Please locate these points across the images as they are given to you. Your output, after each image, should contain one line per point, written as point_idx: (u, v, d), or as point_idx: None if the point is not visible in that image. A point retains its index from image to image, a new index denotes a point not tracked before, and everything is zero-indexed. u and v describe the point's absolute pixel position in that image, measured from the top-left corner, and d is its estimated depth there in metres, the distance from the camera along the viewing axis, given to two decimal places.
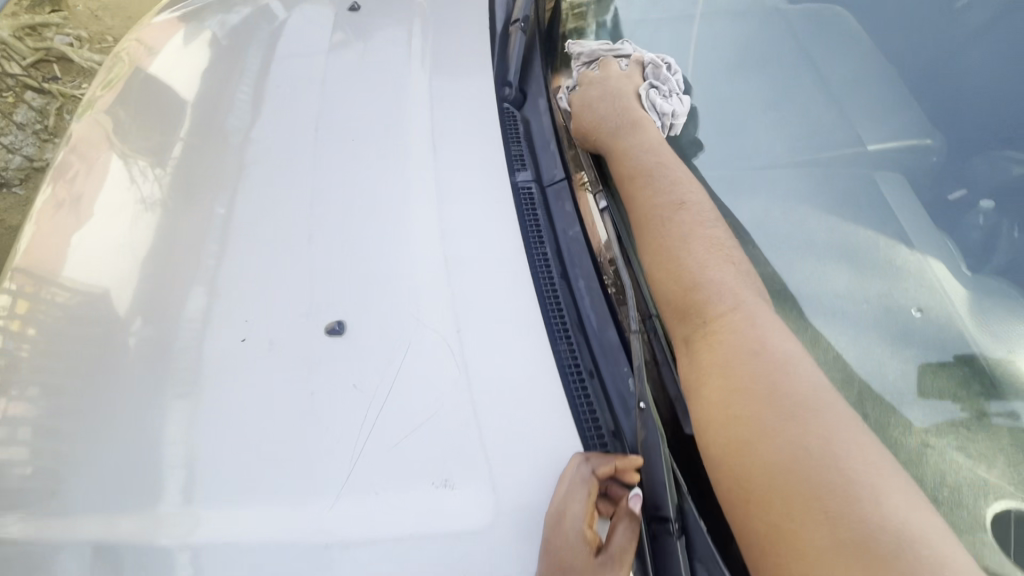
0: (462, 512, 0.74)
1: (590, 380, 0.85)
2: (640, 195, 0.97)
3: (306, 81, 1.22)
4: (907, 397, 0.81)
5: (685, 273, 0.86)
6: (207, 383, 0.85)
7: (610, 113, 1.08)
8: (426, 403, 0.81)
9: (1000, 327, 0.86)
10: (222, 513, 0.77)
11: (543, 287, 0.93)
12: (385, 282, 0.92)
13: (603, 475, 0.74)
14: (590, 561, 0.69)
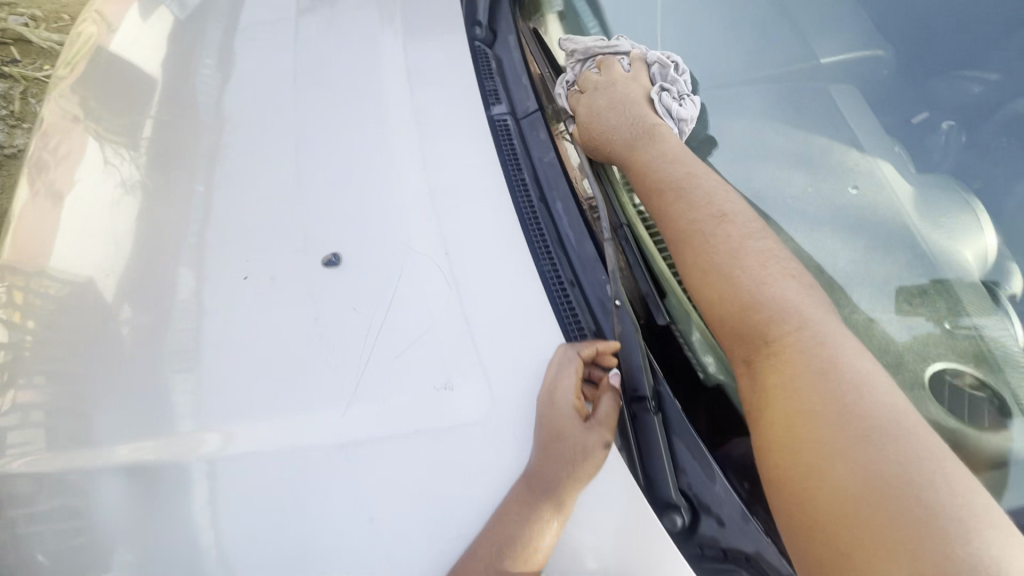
0: (462, 409, 0.82)
1: (572, 289, 0.92)
2: (676, 207, 0.89)
3: (279, 46, 1.24)
4: (855, 280, 0.90)
5: (742, 289, 0.80)
6: (205, 358, 0.89)
7: (624, 122, 1.02)
8: (419, 322, 0.89)
9: (951, 222, 0.89)
10: (240, 434, 0.84)
11: (524, 209, 0.98)
12: (374, 222, 0.98)
13: (587, 356, 0.83)
14: (579, 426, 0.79)
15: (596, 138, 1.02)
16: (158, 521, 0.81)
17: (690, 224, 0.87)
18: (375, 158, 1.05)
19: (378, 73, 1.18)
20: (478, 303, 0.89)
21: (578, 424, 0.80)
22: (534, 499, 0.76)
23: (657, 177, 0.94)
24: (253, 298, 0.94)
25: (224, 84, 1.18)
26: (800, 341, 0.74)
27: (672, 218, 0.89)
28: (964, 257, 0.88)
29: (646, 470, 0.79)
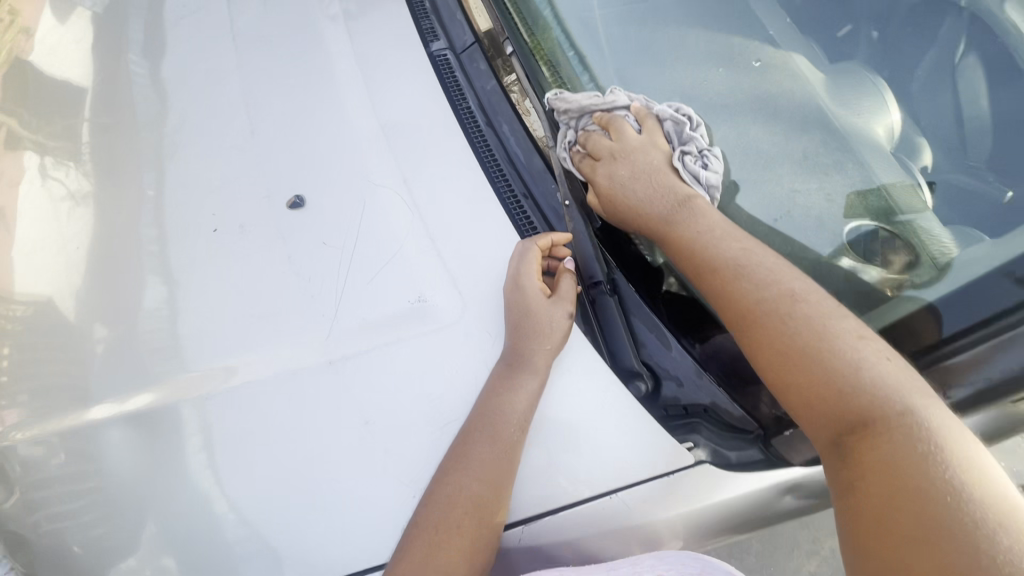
0: (437, 324, 0.89)
1: (525, 201, 0.99)
2: (738, 285, 0.81)
3: (210, 27, 1.25)
4: (776, 159, 0.97)
5: (832, 373, 0.70)
6: (183, 339, 0.93)
7: (654, 197, 0.95)
8: (385, 255, 0.94)
9: (853, 99, 0.96)
10: (222, 398, 0.88)
11: (472, 134, 1.05)
12: (328, 182, 1.01)
13: (543, 246, 0.92)
14: (544, 301, 0.88)
15: (626, 215, 0.95)
16: (156, 493, 0.85)
17: (756, 302, 0.79)
18: (323, 108, 1.10)
19: (313, 32, 1.21)
20: (439, 224, 0.96)
21: (544, 300, 0.88)
22: (513, 371, 0.83)
23: (709, 254, 0.85)
24: (226, 249, 0.99)
25: (159, 64, 1.20)
26: (903, 427, 0.64)
27: (731, 292, 0.81)
28: (876, 132, 0.93)
29: (608, 346, 0.89)
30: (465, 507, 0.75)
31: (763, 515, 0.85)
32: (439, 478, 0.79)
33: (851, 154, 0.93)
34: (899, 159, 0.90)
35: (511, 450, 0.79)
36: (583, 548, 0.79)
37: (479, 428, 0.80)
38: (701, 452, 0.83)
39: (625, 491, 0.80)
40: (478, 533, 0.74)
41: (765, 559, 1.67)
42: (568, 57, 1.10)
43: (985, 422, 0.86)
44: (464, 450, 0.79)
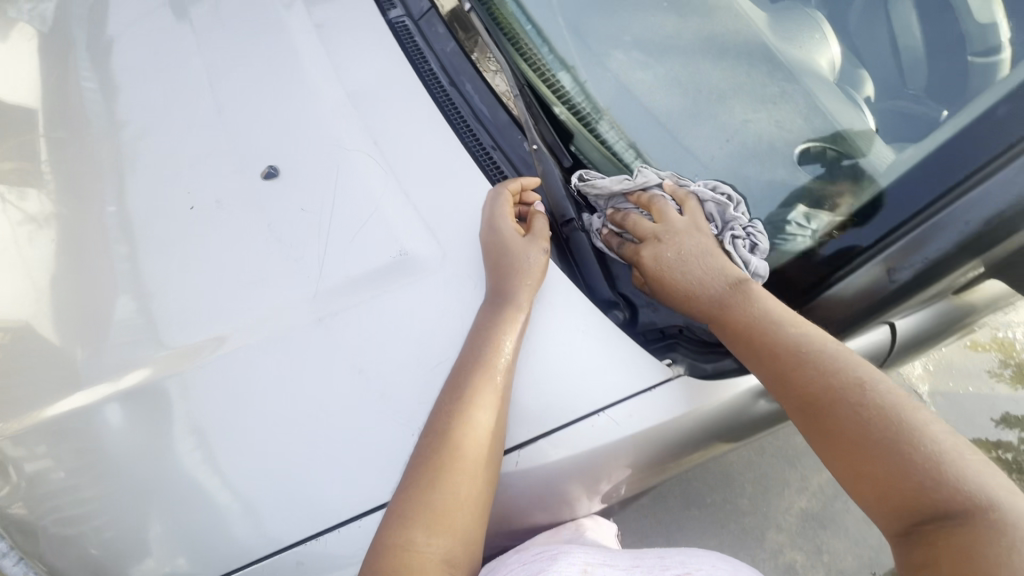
0: (419, 271, 0.93)
1: (494, 152, 1.03)
2: (806, 371, 0.76)
3: (159, 27, 1.24)
4: (729, 92, 0.98)
5: (911, 466, 0.67)
6: (162, 332, 0.93)
7: (707, 279, 0.87)
8: (361, 220, 0.97)
9: (795, 34, 0.98)
10: (208, 381, 0.89)
11: (437, 92, 1.08)
12: (294, 164, 1.03)
13: (514, 190, 0.96)
14: (521, 239, 0.92)
15: (678, 294, 0.88)
16: (152, 489, 0.86)
17: (826, 389, 0.75)
18: (287, 80, 1.11)
19: (267, 19, 1.21)
20: (413, 181, 1.00)
21: (520, 238, 0.92)
22: (497, 306, 0.88)
23: (771, 335, 0.80)
24: (205, 225, 1.01)
25: (109, 70, 1.19)
26: (991, 525, 0.61)
27: (797, 377, 0.77)
28: (819, 64, 0.96)
29: (585, 279, 0.95)
30: (467, 433, 0.78)
31: (740, 420, 0.91)
32: (438, 411, 0.82)
33: (796, 83, 0.95)
34: (844, 91, 0.93)
35: (503, 380, 0.84)
36: (579, 464, 0.84)
37: (469, 361, 0.84)
38: (679, 366, 0.89)
39: (614, 405, 0.85)
40: (481, 455, 0.78)
41: (757, 498, 1.75)
42: (527, 30, 1.11)
43: (930, 312, 0.93)
44: (459, 382, 0.83)
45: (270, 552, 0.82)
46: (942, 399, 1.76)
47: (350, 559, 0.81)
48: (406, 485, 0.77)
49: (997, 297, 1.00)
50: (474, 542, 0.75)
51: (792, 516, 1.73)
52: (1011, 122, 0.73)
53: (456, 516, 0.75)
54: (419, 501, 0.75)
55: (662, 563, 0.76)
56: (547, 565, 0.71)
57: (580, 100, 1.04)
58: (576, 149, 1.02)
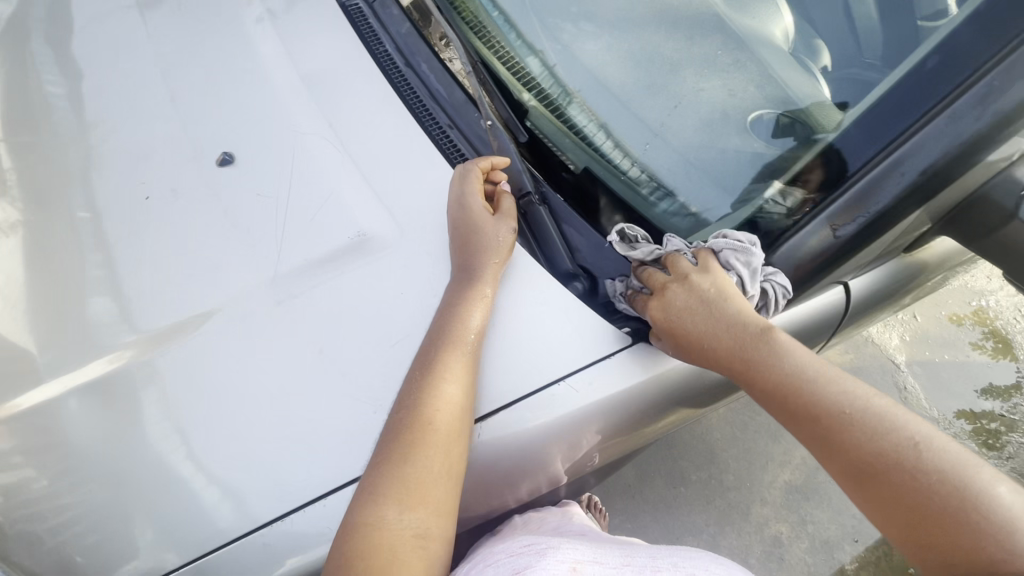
0: (376, 250, 0.94)
1: (451, 131, 1.03)
2: (851, 434, 0.71)
3: (114, 19, 1.22)
4: (683, 62, 0.95)
5: (986, 538, 0.63)
6: (124, 325, 0.93)
7: (728, 331, 0.79)
8: (319, 203, 0.98)
9: (751, 0, 0.93)
10: (170, 369, 0.89)
11: (391, 72, 1.08)
12: (253, 150, 1.03)
13: (484, 168, 0.95)
14: (490, 218, 0.92)
15: (691, 349, 0.81)
16: (116, 482, 0.85)
17: (874, 452, 0.70)
18: (240, 66, 1.11)
19: (221, 6, 1.19)
20: (370, 163, 1.00)
21: (489, 216, 0.92)
22: (460, 282, 0.89)
23: (808, 397, 0.74)
24: (161, 214, 1.01)
25: (64, 65, 1.17)
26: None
27: (839, 440, 0.72)
28: (773, 35, 0.92)
29: (545, 253, 0.95)
30: (440, 405, 0.79)
31: (698, 384, 0.93)
32: (408, 384, 0.83)
33: (748, 51, 0.92)
34: (799, 60, 0.89)
35: (469, 351, 0.84)
36: (541, 434, 0.84)
37: (437, 335, 0.85)
38: (637, 335, 0.90)
39: (569, 375, 0.86)
40: (451, 425, 0.79)
41: (742, 473, 1.78)
42: (494, 19, 1.07)
43: (881, 271, 0.97)
44: (428, 355, 0.83)
45: (238, 535, 0.82)
46: (919, 367, 1.80)
47: (318, 538, 0.81)
48: (379, 458, 0.77)
49: (948, 256, 1.04)
50: (448, 512, 0.76)
51: (777, 489, 1.76)
52: (938, 73, 0.73)
53: (430, 487, 0.75)
54: (391, 474, 0.75)
55: (654, 563, 0.79)
56: (533, 561, 0.74)
57: (541, 82, 1.01)
58: (532, 125, 1.01)
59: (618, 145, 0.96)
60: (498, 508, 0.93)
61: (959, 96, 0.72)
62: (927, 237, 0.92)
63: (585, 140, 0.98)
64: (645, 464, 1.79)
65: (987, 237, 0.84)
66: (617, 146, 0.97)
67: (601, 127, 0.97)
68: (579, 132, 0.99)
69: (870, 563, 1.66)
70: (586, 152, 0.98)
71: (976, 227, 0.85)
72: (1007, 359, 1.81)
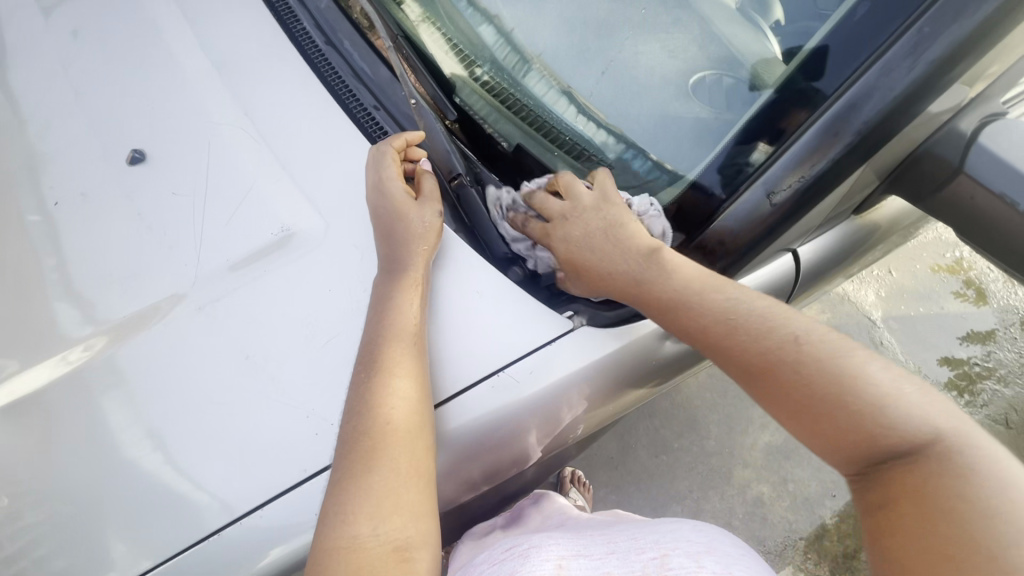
0: (298, 245, 0.90)
1: (377, 111, 0.98)
2: (736, 338, 0.73)
3: (14, 8, 1.14)
4: (620, 25, 0.82)
5: (840, 416, 0.65)
6: (38, 336, 0.89)
7: (617, 255, 0.81)
8: (239, 196, 0.94)
9: None
10: (84, 381, 0.85)
11: (310, 54, 1.02)
12: (168, 146, 0.99)
13: (399, 146, 0.90)
14: (413, 203, 0.86)
15: (582, 280, 0.84)
16: (35, 502, 0.82)
17: (762, 350, 0.71)
18: (149, 60, 1.05)
19: None
20: (289, 152, 0.96)
21: (412, 202, 0.86)
22: (390, 275, 0.84)
23: (691, 310, 0.75)
24: (77, 218, 0.96)
25: None
26: (937, 459, 0.60)
27: (730, 340, 0.73)
28: None
29: (482, 239, 0.92)
30: (394, 403, 0.73)
31: (646, 364, 0.90)
32: (356, 388, 0.76)
33: (688, 7, 0.80)
34: (746, 15, 0.76)
35: (414, 345, 0.79)
36: (482, 428, 0.81)
37: (376, 331, 0.79)
38: (580, 318, 0.86)
39: (511, 364, 0.82)
40: (411, 423, 0.73)
41: (723, 438, 1.78)
42: None
43: (830, 236, 0.95)
44: (373, 356, 0.77)
45: (169, 549, 0.78)
46: (894, 322, 1.79)
47: (253, 550, 0.77)
48: (337, 478, 0.70)
49: (899, 216, 1.03)
50: (425, 512, 0.69)
51: (758, 451, 1.76)
52: (879, 15, 0.64)
53: (400, 493, 0.69)
54: (358, 487, 0.68)
55: (636, 546, 0.68)
56: (518, 566, 0.65)
57: (496, 50, 0.92)
58: (461, 101, 0.94)
59: (582, 110, 0.86)
60: (454, 499, 0.88)
61: (900, 38, 0.64)
62: (875, 196, 0.89)
63: (541, 107, 0.89)
64: (626, 437, 1.78)
65: (928, 199, 0.82)
66: (583, 113, 0.86)
67: (565, 93, 0.87)
68: (534, 101, 0.89)
69: (851, 515, 1.69)
70: (522, 128, 0.91)
71: (922, 185, 0.81)
72: (979, 306, 1.81)
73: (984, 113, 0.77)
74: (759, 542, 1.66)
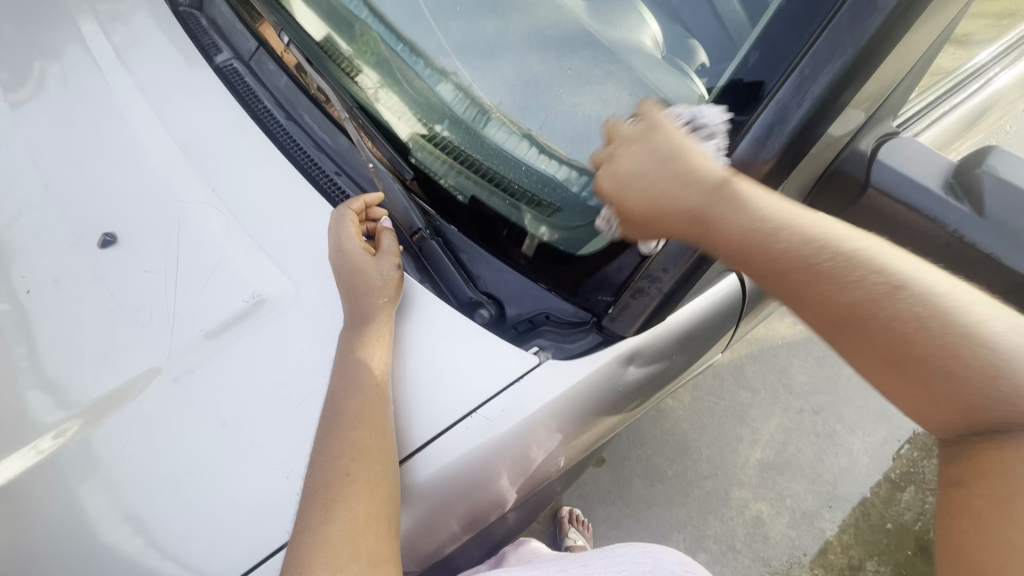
0: (270, 309, 0.94)
1: (339, 176, 1.05)
2: (828, 287, 0.68)
3: None
4: (555, 85, 0.89)
5: (951, 377, 0.62)
6: (13, 426, 0.88)
7: (684, 189, 0.73)
8: (210, 268, 0.98)
9: (612, 11, 0.87)
10: (60, 466, 0.85)
11: (274, 130, 1.09)
12: (139, 227, 1.02)
13: (357, 208, 0.96)
14: (373, 259, 0.91)
15: (641, 224, 0.78)
16: None
17: (854, 307, 0.67)
18: (116, 147, 1.11)
19: (97, 84, 1.18)
20: (257, 223, 1.01)
21: (371, 258, 0.92)
22: (355, 329, 0.87)
23: (774, 254, 0.71)
24: (49, 304, 0.98)
25: None
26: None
27: (822, 291, 0.69)
28: (643, 44, 0.86)
29: (447, 286, 0.97)
30: (351, 454, 0.77)
31: (612, 392, 0.94)
32: (320, 443, 0.80)
33: (617, 60, 0.87)
34: (673, 63, 0.84)
35: (378, 396, 0.83)
36: (456, 473, 0.83)
37: (343, 386, 0.83)
38: (546, 352, 0.90)
39: (476, 406, 0.86)
40: (372, 471, 0.76)
41: (715, 459, 1.79)
42: (397, 53, 0.98)
43: None
44: (336, 412, 0.81)
45: None
46: None
47: None
48: (298, 531, 0.72)
49: None
50: (386, 558, 0.71)
51: (751, 469, 1.78)
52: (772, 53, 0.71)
53: (358, 540, 0.71)
54: (317, 539, 0.70)
55: None
56: None
57: (455, 105, 0.95)
58: (416, 161, 1.00)
59: (544, 149, 0.91)
60: (440, 549, 0.89)
61: (792, 72, 0.71)
62: None
63: (500, 155, 0.94)
64: (620, 468, 1.77)
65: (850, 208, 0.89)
66: (542, 151, 0.91)
67: (526, 136, 0.92)
68: (495, 149, 0.94)
69: (851, 524, 1.71)
70: (479, 182, 0.96)
71: (839, 200, 0.90)
72: None
73: (880, 133, 0.87)
74: (765, 562, 1.66)
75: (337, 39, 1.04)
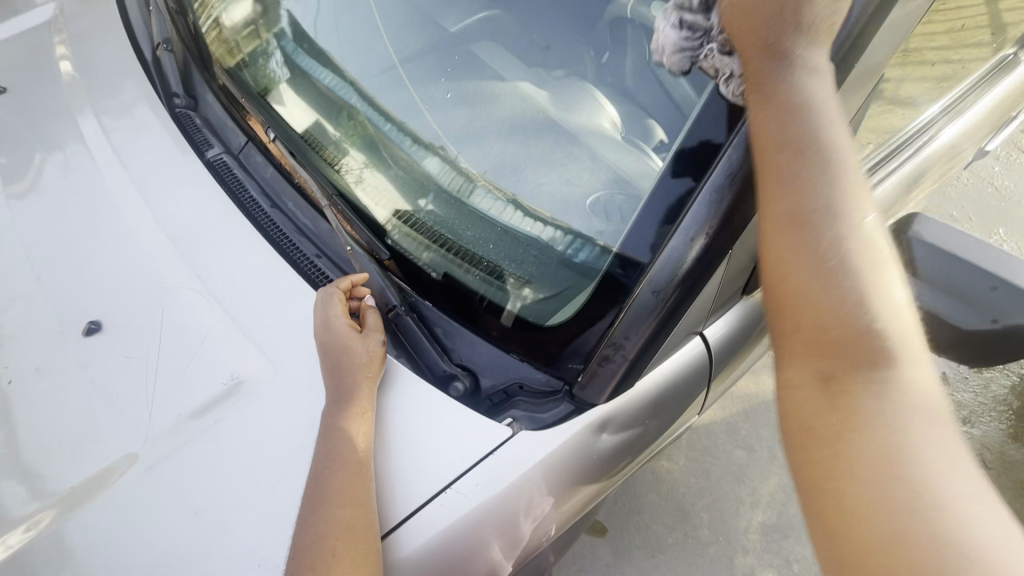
0: (249, 391, 0.96)
1: (320, 259, 1.10)
2: (796, 169, 0.62)
3: None
4: (519, 168, 0.97)
5: (842, 294, 0.58)
6: None
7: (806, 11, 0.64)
8: (192, 352, 1.00)
9: (571, 99, 0.95)
10: (27, 565, 0.83)
11: (260, 218, 1.15)
12: (125, 314, 1.06)
13: (344, 287, 1.00)
14: (358, 336, 0.95)
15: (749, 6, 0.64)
16: None
17: (810, 202, 0.61)
18: (108, 238, 1.16)
19: (94, 180, 1.25)
20: (240, 307, 1.05)
21: (354, 335, 0.95)
22: (336, 408, 0.89)
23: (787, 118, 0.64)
24: (29, 395, 0.99)
25: None
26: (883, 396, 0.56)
27: (789, 174, 0.63)
28: (602, 125, 0.94)
29: (423, 362, 1.00)
30: (334, 535, 0.77)
31: (588, 459, 0.94)
32: (302, 523, 0.80)
33: (579, 143, 0.95)
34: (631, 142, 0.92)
35: (361, 472, 0.83)
36: (436, 548, 0.83)
37: (321, 465, 0.84)
38: (520, 424, 0.92)
39: (456, 478, 0.86)
40: (355, 549, 0.76)
41: (716, 524, 1.74)
42: (387, 131, 1.07)
43: (731, 318, 1.08)
44: (317, 490, 0.81)
45: None
46: None
47: None
48: None
49: None
50: None
51: (754, 533, 1.73)
52: (727, 114, 0.76)
53: None
54: None
55: None
56: None
57: (442, 177, 1.02)
58: (392, 242, 1.04)
59: (530, 213, 0.95)
60: None
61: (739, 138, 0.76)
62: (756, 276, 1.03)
63: (479, 225, 0.98)
64: (617, 538, 1.72)
65: None
66: (528, 215, 0.95)
67: (511, 202, 0.96)
68: (480, 217, 0.98)
69: None
70: (451, 259, 1.00)
71: None
72: None
73: None
74: None
75: (324, 137, 1.13)
